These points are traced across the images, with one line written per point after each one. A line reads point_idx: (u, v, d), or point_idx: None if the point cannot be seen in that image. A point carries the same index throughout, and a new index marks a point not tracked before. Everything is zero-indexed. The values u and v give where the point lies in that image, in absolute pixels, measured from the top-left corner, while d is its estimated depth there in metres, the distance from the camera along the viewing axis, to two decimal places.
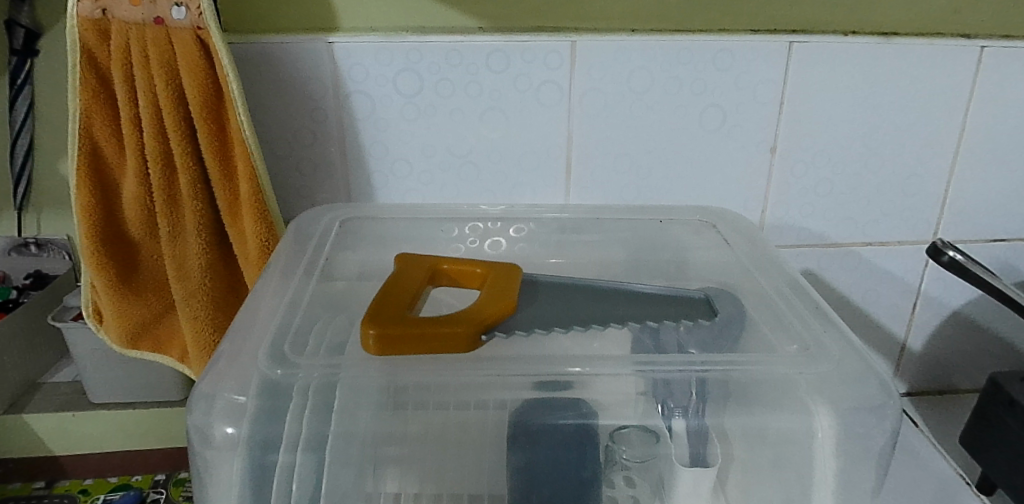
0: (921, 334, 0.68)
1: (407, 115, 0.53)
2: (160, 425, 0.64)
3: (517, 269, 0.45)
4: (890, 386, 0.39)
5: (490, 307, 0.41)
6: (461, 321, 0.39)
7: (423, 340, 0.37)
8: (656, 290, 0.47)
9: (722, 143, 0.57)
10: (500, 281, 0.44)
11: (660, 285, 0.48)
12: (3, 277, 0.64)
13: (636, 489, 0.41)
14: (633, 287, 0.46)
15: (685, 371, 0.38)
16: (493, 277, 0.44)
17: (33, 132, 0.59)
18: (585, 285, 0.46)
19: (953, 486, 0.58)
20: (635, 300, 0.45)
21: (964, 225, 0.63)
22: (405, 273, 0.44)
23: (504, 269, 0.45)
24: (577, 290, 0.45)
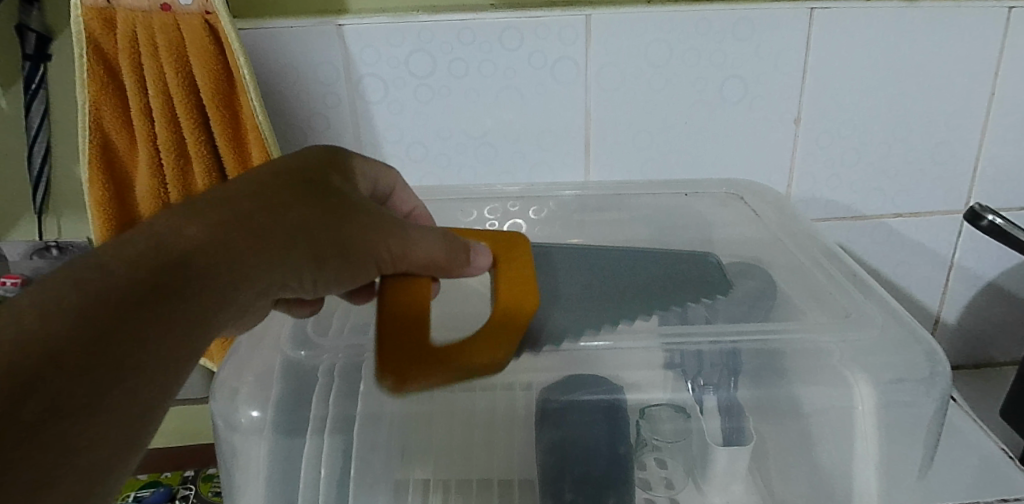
0: (955, 306, 0.66)
1: (421, 98, 0.52)
2: None
3: (523, 238, 0.40)
4: (936, 352, 0.38)
5: (513, 324, 0.37)
6: (491, 336, 0.36)
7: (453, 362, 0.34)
8: (671, 275, 0.43)
9: (744, 115, 0.55)
10: (509, 259, 0.39)
11: (681, 266, 0.44)
12: (25, 281, 0.62)
13: (669, 470, 0.41)
14: (649, 271, 0.43)
15: (714, 344, 0.38)
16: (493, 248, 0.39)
17: (49, 138, 0.58)
18: (596, 273, 0.42)
19: (997, 460, 0.56)
20: (652, 289, 0.41)
21: (1000, 191, 0.61)
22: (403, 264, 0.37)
23: (506, 237, 0.40)
24: (586, 281, 0.42)
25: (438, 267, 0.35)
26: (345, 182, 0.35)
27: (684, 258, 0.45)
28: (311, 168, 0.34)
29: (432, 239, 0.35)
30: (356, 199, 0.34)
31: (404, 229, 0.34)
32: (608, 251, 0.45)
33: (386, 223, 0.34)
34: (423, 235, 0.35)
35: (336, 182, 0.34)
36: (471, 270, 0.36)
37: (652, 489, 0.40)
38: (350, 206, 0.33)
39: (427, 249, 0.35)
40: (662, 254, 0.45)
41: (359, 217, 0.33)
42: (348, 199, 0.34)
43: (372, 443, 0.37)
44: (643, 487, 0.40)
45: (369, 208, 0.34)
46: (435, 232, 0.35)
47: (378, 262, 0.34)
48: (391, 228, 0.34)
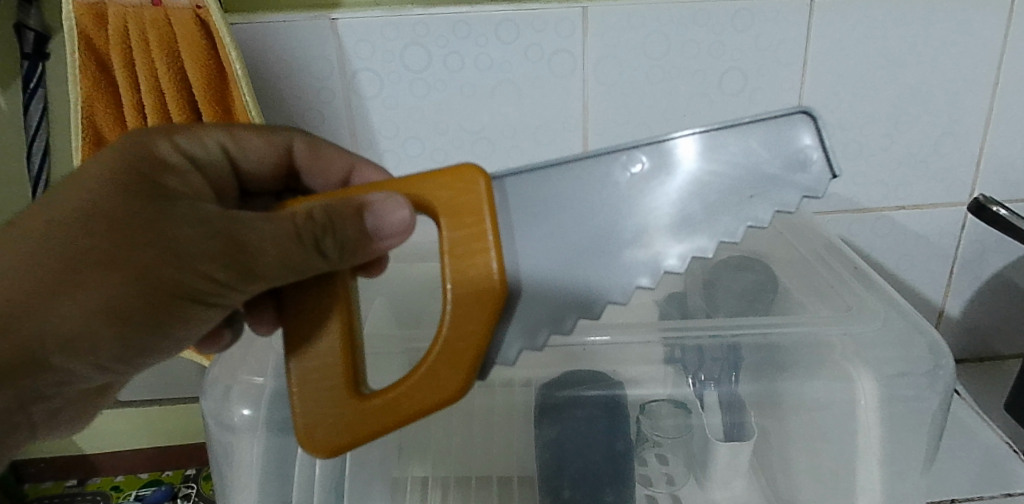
0: (959, 299, 0.65)
1: (416, 92, 0.52)
2: (187, 419, 0.63)
3: (479, 189, 0.27)
4: (940, 345, 0.38)
5: (461, 343, 0.27)
6: (457, 348, 0.27)
7: (403, 394, 0.28)
8: (704, 199, 0.26)
9: (744, 107, 0.55)
10: (459, 216, 0.27)
11: (718, 176, 0.26)
12: None
13: (669, 466, 0.41)
14: (669, 191, 0.26)
15: (714, 338, 0.39)
16: (442, 207, 0.27)
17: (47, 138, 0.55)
18: (592, 197, 0.27)
19: (1001, 454, 0.55)
20: (683, 224, 0.26)
21: (1004, 182, 0.60)
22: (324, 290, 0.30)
23: (459, 188, 0.27)
24: (583, 212, 0.27)
25: (296, 270, 0.29)
26: (153, 191, 0.30)
27: (721, 156, 0.26)
28: (104, 189, 0.29)
29: (286, 250, 0.28)
30: (161, 226, 0.28)
31: (232, 253, 0.29)
32: (598, 159, 0.27)
33: (196, 259, 0.28)
34: (267, 236, 0.28)
35: (138, 199, 0.29)
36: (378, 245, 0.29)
37: (652, 485, 0.40)
38: (151, 242, 0.28)
39: (276, 263, 0.28)
40: (677, 150, 0.26)
41: (156, 264, 0.28)
42: (145, 230, 0.28)
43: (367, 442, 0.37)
44: (643, 484, 0.40)
45: (176, 235, 0.28)
46: (283, 243, 0.28)
47: (213, 294, 0.31)
48: (208, 260, 0.29)
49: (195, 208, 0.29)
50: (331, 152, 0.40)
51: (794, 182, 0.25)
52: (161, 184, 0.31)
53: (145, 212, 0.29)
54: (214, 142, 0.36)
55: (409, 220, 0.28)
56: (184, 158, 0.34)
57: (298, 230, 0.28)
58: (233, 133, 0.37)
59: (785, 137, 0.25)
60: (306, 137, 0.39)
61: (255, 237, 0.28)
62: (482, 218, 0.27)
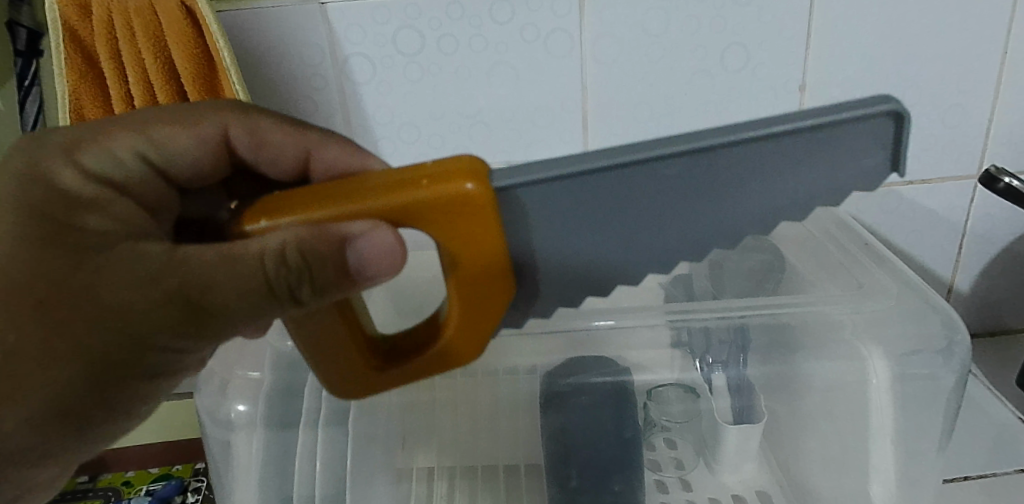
0: (969, 274, 0.64)
1: (411, 77, 0.51)
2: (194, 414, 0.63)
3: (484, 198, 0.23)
4: (955, 322, 0.36)
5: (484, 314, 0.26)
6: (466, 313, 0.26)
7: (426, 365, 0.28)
8: (766, 195, 0.25)
9: (747, 83, 0.53)
10: (473, 242, 0.24)
11: (782, 172, 0.24)
12: None
13: (678, 450, 0.41)
14: (728, 188, 0.24)
15: (724, 319, 0.37)
16: (449, 227, 0.24)
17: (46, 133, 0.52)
18: (642, 197, 0.24)
19: (1013, 430, 0.55)
20: (729, 222, 0.25)
21: (1015, 153, 0.58)
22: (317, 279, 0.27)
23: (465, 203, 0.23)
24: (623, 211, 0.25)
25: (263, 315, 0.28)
26: (77, 243, 0.28)
27: (790, 153, 0.24)
28: (24, 252, 0.28)
29: (255, 298, 0.26)
30: (103, 301, 0.27)
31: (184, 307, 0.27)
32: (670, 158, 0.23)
33: (150, 329, 0.28)
34: (231, 285, 0.26)
35: (69, 260, 0.28)
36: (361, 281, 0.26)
37: (661, 470, 0.40)
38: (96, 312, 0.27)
39: (240, 310, 0.27)
40: (746, 154, 0.24)
41: (103, 336, 0.28)
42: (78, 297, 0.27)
43: (368, 437, 0.36)
44: (653, 468, 0.40)
45: (122, 305, 0.27)
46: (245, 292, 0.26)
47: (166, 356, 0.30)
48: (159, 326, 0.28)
49: (138, 256, 0.28)
50: (264, 129, 0.37)
51: (853, 174, 0.24)
52: (88, 230, 0.29)
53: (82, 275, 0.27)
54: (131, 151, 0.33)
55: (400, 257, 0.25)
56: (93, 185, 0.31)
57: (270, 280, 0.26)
58: (142, 134, 0.33)
59: (863, 134, 0.23)
60: (239, 111, 0.36)
61: (216, 285, 0.26)
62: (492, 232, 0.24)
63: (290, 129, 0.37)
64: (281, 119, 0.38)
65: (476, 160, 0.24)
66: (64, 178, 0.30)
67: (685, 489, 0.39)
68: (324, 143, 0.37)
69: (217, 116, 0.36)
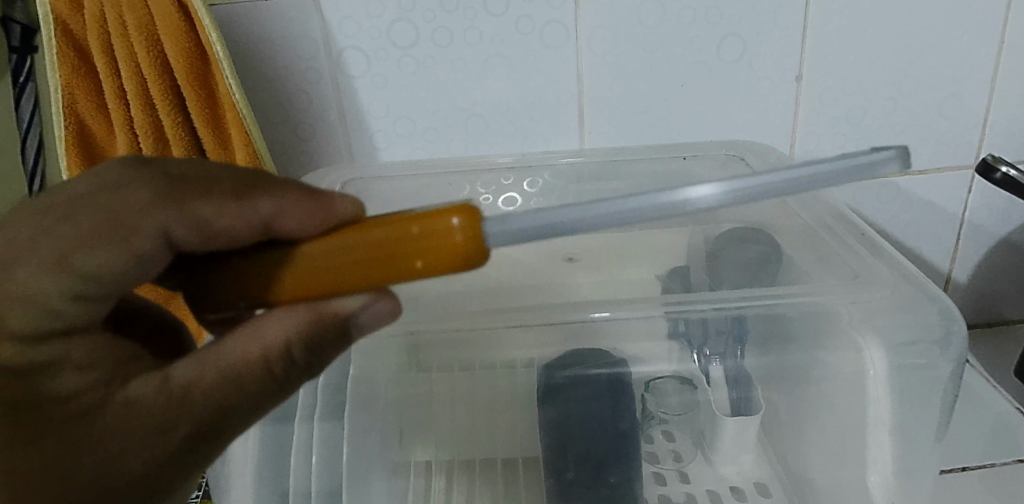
0: (966, 265, 0.64)
1: (405, 70, 0.50)
2: None
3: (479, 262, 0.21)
4: (952, 312, 0.36)
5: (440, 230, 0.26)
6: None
7: None
8: None
9: (744, 75, 0.53)
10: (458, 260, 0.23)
11: None
12: None
13: (676, 443, 0.41)
14: None
15: (720, 309, 0.36)
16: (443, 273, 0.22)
17: (42, 130, 0.52)
18: None
19: (1011, 420, 0.55)
20: None
21: (1012, 143, 0.58)
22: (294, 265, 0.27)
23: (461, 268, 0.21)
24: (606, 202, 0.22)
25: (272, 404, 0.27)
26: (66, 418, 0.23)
27: None
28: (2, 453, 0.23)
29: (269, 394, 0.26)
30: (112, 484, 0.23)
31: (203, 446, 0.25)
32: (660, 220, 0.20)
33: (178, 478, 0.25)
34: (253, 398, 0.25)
35: (59, 449, 0.23)
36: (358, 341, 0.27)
37: (658, 462, 0.40)
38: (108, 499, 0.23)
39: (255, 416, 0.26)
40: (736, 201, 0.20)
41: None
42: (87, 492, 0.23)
43: (365, 430, 0.35)
44: (650, 461, 0.40)
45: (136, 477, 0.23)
46: (261, 402, 0.25)
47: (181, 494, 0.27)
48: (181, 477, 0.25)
49: (132, 409, 0.24)
50: (199, 213, 0.24)
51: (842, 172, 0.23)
52: (83, 412, 0.24)
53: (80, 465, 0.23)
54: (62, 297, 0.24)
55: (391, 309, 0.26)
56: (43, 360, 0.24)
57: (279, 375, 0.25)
58: (67, 266, 0.23)
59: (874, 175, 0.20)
60: (165, 191, 0.24)
61: (234, 410, 0.25)
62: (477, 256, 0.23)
63: (233, 204, 0.24)
64: (215, 191, 0.25)
65: (467, 214, 0.20)
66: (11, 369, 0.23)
67: (683, 481, 0.40)
68: (279, 203, 0.24)
69: (143, 213, 0.23)
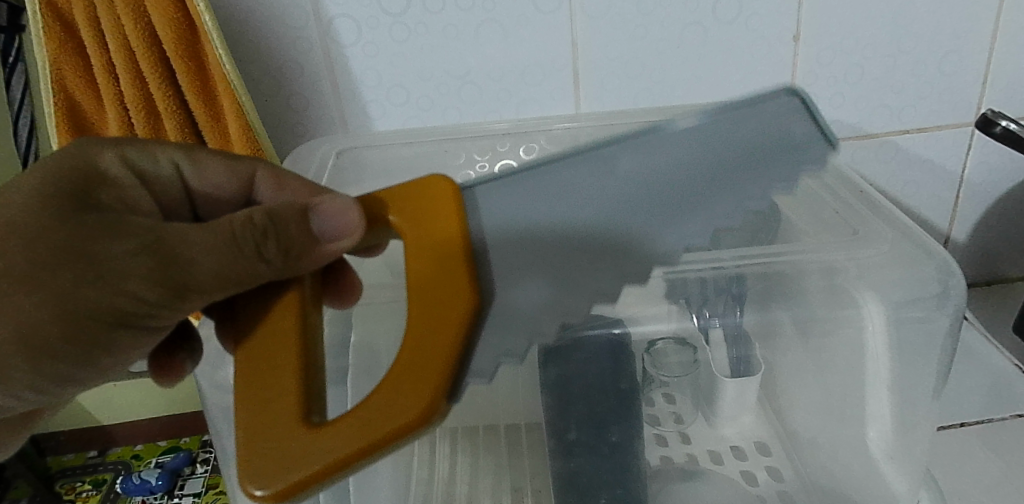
0: (965, 224, 0.64)
1: (397, 37, 0.50)
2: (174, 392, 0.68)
3: (437, 181, 0.31)
4: (950, 265, 0.36)
5: (432, 364, 0.27)
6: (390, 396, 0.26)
7: (363, 418, 0.26)
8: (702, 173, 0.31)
9: (742, 34, 0.52)
10: (430, 221, 0.30)
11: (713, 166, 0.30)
12: None
13: (677, 405, 0.41)
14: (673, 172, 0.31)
15: (718, 269, 0.37)
16: (407, 201, 0.31)
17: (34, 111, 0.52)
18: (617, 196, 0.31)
19: (1009, 376, 0.55)
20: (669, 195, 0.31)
21: (1013, 98, 0.58)
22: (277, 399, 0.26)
23: (418, 184, 0.31)
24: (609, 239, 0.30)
25: (228, 283, 0.30)
26: (87, 204, 0.32)
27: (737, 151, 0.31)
28: (36, 192, 0.32)
29: (222, 258, 0.30)
30: (91, 245, 0.30)
31: (163, 266, 0.31)
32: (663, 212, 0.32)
33: (125, 282, 0.30)
34: (210, 248, 0.31)
35: (74, 219, 0.31)
36: (324, 248, 0.31)
37: (660, 425, 0.40)
38: (83, 260, 0.30)
39: (211, 270, 0.31)
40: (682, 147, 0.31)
41: (87, 279, 0.30)
42: (82, 243, 0.30)
43: (367, 396, 0.36)
44: (651, 424, 0.40)
45: (107, 251, 0.30)
46: (224, 250, 0.30)
47: (144, 314, 0.33)
48: (140, 278, 0.30)
49: (131, 223, 0.32)
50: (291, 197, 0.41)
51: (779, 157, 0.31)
52: (93, 196, 0.33)
53: (86, 230, 0.31)
54: (168, 160, 0.38)
55: (348, 205, 0.31)
56: (128, 174, 0.36)
57: (237, 233, 0.31)
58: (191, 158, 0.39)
59: (782, 115, 0.32)
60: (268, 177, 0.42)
61: (203, 248, 0.31)
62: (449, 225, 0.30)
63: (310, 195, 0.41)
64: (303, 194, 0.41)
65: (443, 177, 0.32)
66: (99, 145, 0.36)
67: (683, 442, 0.40)
68: None
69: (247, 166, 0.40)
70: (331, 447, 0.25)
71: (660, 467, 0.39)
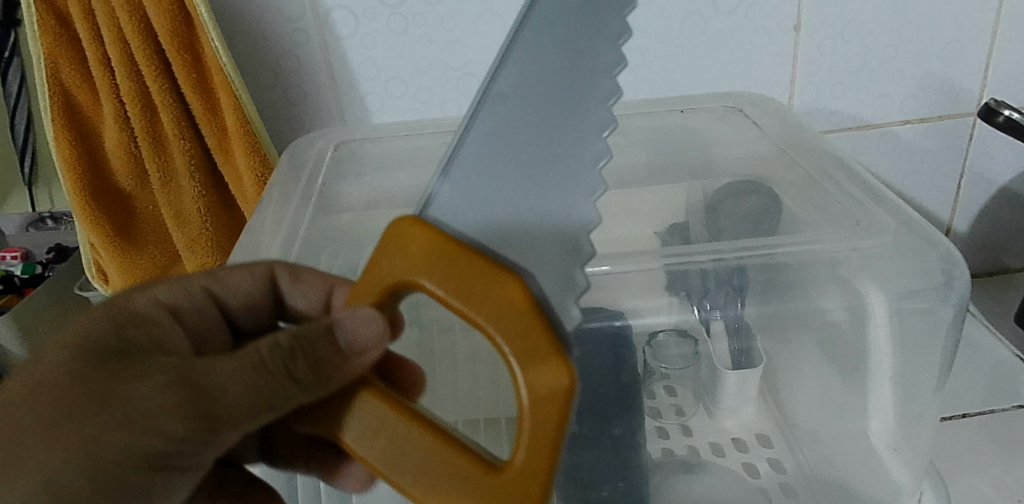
0: (967, 214, 0.64)
1: (394, 29, 0.49)
2: None
3: (402, 228, 0.25)
4: (952, 256, 0.36)
5: (551, 359, 0.23)
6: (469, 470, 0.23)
7: (536, 432, 0.23)
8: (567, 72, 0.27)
9: (742, 24, 0.52)
10: (437, 275, 0.24)
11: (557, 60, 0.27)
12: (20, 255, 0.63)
13: (678, 397, 0.42)
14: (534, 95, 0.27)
15: (718, 261, 0.37)
16: (399, 269, 0.25)
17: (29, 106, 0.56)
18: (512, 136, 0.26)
19: (1010, 367, 0.55)
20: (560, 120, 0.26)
21: (1014, 87, 0.57)
22: (445, 470, 0.23)
23: (392, 243, 0.25)
24: (554, 173, 0.26)
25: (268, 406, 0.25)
26: (116, 349, 0.26)
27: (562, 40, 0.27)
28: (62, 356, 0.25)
29: (258, 387, 0.24)
30: (116, 390, 0.24)
31: (187, 401, 0.24)
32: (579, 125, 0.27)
33: (155, 425, 0.24)
34: (242, 381, 0.24)
35: (96, 364, 0.25)
36: (355, 362, 0.25)
37: (662, 417, 0.41)
38: (100, 412, 0.24)
39: (249, 404, 0.24)
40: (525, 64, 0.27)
41: (118, 434, 0.24)
42: (104, 395, 0.24)
43: None
44: (653, 417, 0.40)
45: (132, 393, 0.24)
46: (262, 382, 0.24)
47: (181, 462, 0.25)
48: (170, 420, 0.24)
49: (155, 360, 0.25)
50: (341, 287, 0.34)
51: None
52: (120, 341, 0.26)
53: (107, 379, 0.24)
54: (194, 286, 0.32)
55: (372, 312, 0.25)
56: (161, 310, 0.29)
57: (265, 360, 0.25)
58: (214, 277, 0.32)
59: None
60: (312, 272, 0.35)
61: (232, 384, 0.24)
62: (481, 277, 0.24)
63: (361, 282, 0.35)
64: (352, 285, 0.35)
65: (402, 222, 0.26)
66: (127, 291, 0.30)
67: (684, 434, 0.41)
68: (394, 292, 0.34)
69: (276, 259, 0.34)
70: (519, 492, 0.23)
71: (660, 459, 0.39)
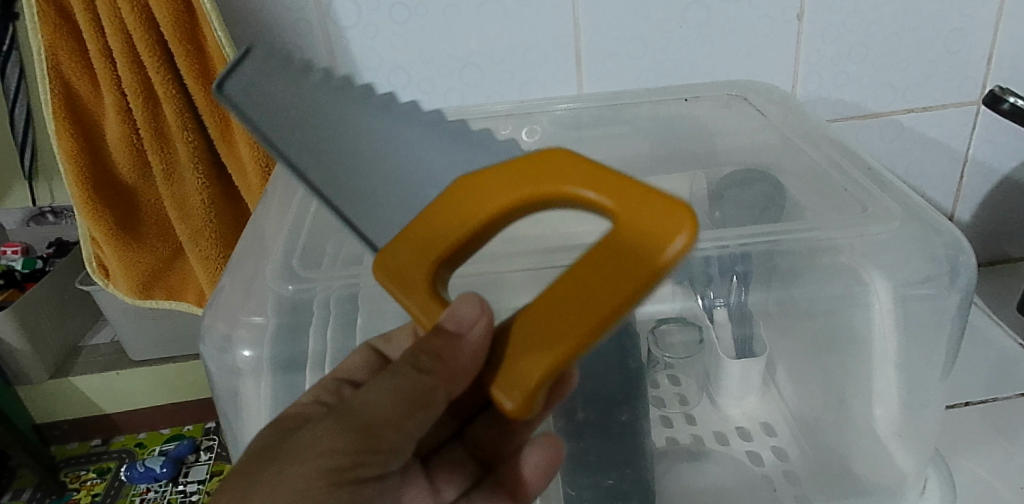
0: (969, 203, 0.64)
1: (397, 19, 0.49)
2: (174, 381, 0.70)
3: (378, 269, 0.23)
4: (959, 241, 0.36)
5: (495, 172, 0.21)
6: (613, 265, 0.18)
7: (581, 183, 0.19)
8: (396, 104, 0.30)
9: (746, 13, 0.52)
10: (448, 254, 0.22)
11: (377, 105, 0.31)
12: (27, 248, 0.71)
13: (682, 387, 0.43)
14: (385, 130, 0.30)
15: (724, 247, 0.36)
16: (419, 282, 0.22)
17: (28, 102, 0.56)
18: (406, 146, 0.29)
19: (1013, 355, 0.55)
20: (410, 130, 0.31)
21: (1019, 75, 0.57)
22: (580, 282, 0.19)
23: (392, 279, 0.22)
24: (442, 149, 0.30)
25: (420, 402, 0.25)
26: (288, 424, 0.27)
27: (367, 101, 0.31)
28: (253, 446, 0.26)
29: (398, 388, 0.25)
30: (288, 442, 0.25)
31: (351, 426, 0.24)
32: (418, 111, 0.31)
33: (335, 454, 0.24)
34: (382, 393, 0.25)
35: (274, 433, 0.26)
36: (464, 341, 0.22)
37: (666, 406, 0.42)
38: (277, 464, 0.24)
39: (398, 404, 0.25)
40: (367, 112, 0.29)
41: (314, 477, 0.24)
42: (280, 449, 0.25)
43: None
44: (657, 405, 0.41)
45: (303, 437, 0.25)
46: (403, 389, 0.25)
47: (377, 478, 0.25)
48: (341, 443, 0.24)
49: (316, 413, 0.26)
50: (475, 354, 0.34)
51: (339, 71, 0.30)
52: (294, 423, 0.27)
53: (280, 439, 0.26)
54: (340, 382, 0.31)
55: (455, 301, 0.23)
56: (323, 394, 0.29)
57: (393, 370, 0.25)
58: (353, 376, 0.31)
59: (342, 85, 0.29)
60: None
61: (375, 397, 0.25)
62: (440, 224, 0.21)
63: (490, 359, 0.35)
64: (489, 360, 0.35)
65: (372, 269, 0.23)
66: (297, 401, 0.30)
67: (689, 423, 0.41)
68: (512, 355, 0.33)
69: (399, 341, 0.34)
70: (620, 193, 0.18)
71: (665, 447, 0.40)
